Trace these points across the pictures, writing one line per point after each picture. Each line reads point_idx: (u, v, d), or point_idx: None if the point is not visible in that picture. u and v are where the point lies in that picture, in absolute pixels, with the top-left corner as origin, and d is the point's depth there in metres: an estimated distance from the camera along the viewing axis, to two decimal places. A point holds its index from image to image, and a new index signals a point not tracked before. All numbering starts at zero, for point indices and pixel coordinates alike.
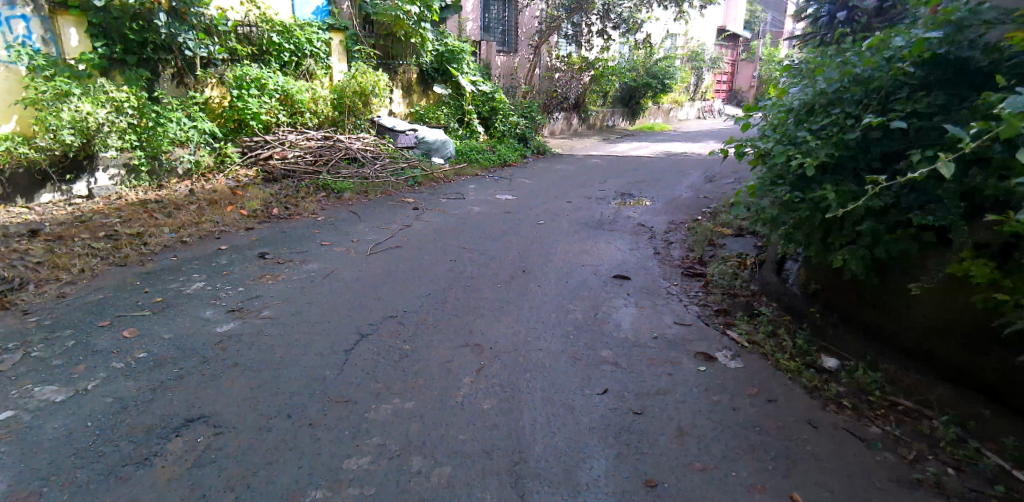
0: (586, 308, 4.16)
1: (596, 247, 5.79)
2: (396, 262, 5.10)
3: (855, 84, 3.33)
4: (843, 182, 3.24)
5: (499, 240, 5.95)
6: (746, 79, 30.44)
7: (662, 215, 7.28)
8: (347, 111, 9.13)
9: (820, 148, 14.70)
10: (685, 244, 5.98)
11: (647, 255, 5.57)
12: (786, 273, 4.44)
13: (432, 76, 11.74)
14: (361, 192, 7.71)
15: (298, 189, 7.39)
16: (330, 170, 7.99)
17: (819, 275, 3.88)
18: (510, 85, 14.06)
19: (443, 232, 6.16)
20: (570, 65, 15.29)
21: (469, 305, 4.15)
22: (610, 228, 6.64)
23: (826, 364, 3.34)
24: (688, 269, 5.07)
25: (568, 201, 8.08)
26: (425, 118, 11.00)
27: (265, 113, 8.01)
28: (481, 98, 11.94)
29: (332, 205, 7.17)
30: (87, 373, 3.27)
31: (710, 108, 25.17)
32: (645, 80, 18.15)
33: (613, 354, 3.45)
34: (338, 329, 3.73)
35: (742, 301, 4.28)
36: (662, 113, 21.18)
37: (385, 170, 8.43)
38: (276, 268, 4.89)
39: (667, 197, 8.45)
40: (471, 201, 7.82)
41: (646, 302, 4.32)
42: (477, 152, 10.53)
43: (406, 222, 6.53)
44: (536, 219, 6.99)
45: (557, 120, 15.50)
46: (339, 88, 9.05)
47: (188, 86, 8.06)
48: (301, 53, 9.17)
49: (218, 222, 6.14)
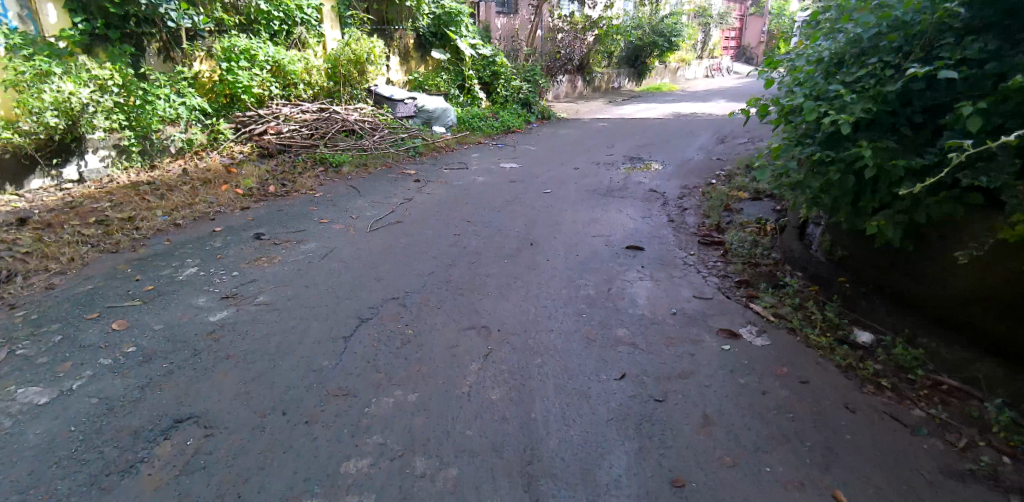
0: (598, 283, 3.92)
1: (606, 216, 5.53)
2: (395, 239, 4.88)
3: (894, 30, 3.01)
4: (879, 140, 2.96)
5: (503, 211, 5.70)
6: (754, 34, 29.39)
7: (675, 179, 6.98)
8: (342, 80, 8.82)
9: (833, 104, 14.23)
10: (698, 211, 5.72)
11: (661, 223, 5.30)
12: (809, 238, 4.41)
13: (430, 41, 11.32)
14: (360, 165, 7.45)
15: (294, 164, 7.13)
16: (327, 144, 7.71)
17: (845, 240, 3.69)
18: (512, 48, 13.54)
19: (446, 205, 5.91)
20: (573, 25, 14.74)
21: (474, 283, 3.93)
22: (620, 194, 6.37)
23: (860, 339, 3.15)
24: (704, 237, 4.87)
25: (575, 167, 7.78)
26: (424, 86, 10.66)
27: (257, 86, 7.71)
28: (482, 62, 11.50)
29: (330, 180, 6.91)
30: (72, 371, 3.09)
31: (718, 66, 24.40)
32: (652, 39, 17.53)
33: (630, 333, 3.22)
34: (336, 313, 3.51)
35: (763, 272, 4.10)
36: (670, 72, 20.58)
37: (384, 141, 8.14)
38: (272, 250, 4.67)
39: (678, 160, 8.14)
40: (474, 171, 7.54)
41: (662, 274, 4.09)
42: (480, 120, 10.20)
43: (408, 195, 6.27)
44: (542, 187, 6.73)
45: (561, 83, 15.01)
46: (333, 57, 8.70)
47: (175, 61, 7.72)
48: (291, 21, 8.75)
49: (212, 202, 5.90)
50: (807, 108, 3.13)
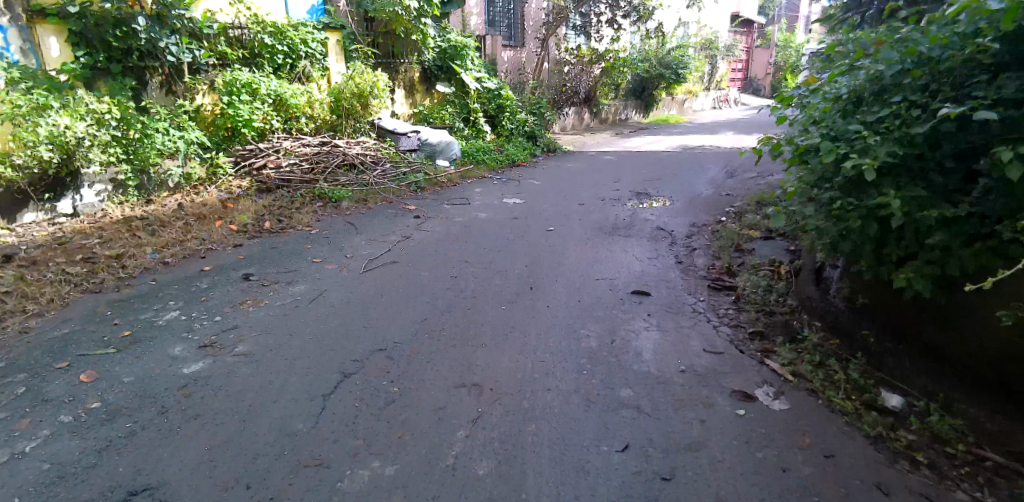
0: (602, 334, 3.67)
1: (612, 256, 5.29)
2: (390, 280, 4.65)
3: (918, 66, 2.80)
4: (906, 185, 2.72)
5: (504, 250, 5.47)
6: (761, 66, 29.45)
7: (683, 216, 6.76)
8: (345, 114, 8.75)
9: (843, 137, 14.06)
10: (708, 251, 5.47)
11: (669, 265, 5.06)
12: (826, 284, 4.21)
13: (435, 74, 11.30)
14: (360, 200, 7.29)
15: (293, 199, 6.98)
16: (327, 178, 7.57)
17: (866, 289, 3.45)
18: (519, 80, 13.50)
19: (445, 243, 5.71)
20: (580, 58, 14.73)
21: (469, 332, 3.69)
22: (626, 232, 6.15)
23: (889, 404, 2.92)
24: (715, 282, 4.62)
25: (580, 203, 7.58)
26: (429, 119, 10.60)
27: (258, 120, 7.62)
28: (487, 95, 11.45)
29: (329, 215, 6.75)
30: (29, 430, 2.83)
31: (726, 97, 24.38)
32: (658, 71, 17.53)
33: (635, 395, 2.96)
34: (320, 366, 3.27)
35: (779, 324, 3.84)
36: (677, 104, 20.55)
37: (385, 175, 8.01)
38: (260, 292, 4.45)
39: (686, 196, 7.94)
40: (477, 206, 7.37)
41: (670, 324, 3.84)
42: (485, 153, 10.08)
43: (407, 232, 6.08)
44: (546, 224, 6.51)
45: (568, 115, 14.93)
46: (336, 91, 8.65)
47: (177, 95, 7.64)
48: (295, 55, 8.71)
49: (205, 239, 5.72)
50: (826, 149, 2.90)
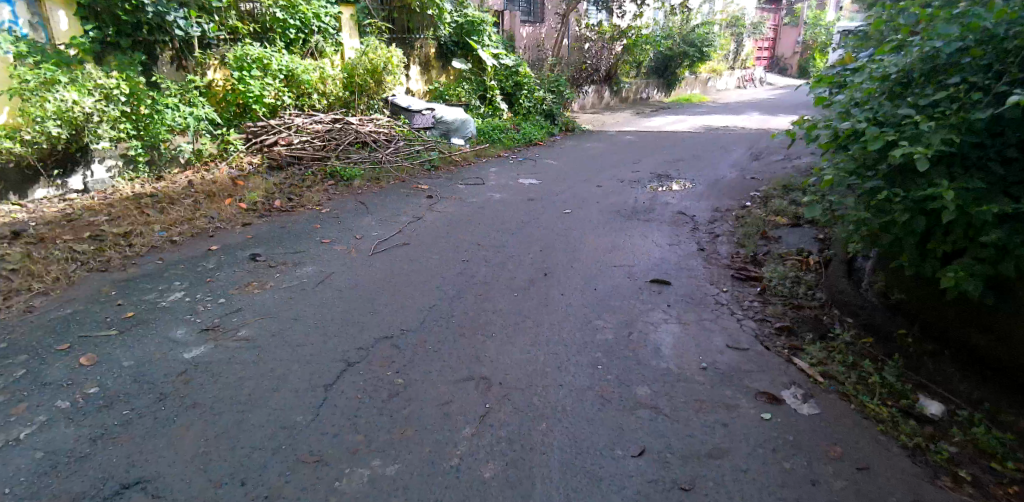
0: (618, 325, 3.50)
1: (630, 243, 5.10)
2: (400, 264, 4.52)
3: (980, 44, 2.57)
4: (961, 177, 2.53)
5: (518, 234, 5.30)
6: (788, 45, 28.59)
7: (705, 200, 6.52)
8: (358, 90, 8.56)
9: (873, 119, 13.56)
10: (731, 238, 5.26)
11: (689, 252, 4.86)
12: (858, 278, 4.02)
13: (451, 50, 11.04)
14: (373, 178, 7.13)
15: (304, 178, 6.84)
16: (339, 156, 7.42)
17: (906, 285, 3.34)
18: (538, 57, 13.17)
19: (458, 225, 5.55)
20: (601, 35, 14.32)
21: (479, 321, 3.54)
22: (646, 217, 5.94)
23: (931, 411, 2.77)
24: (739, 271, 4.43)
25: (598, 185, 7.36)
26: (445, 96, 10.39)
27: (269, 96, 7.47)
28: (504, 72, 11.16)
29: (340, 194, 6.61)
30: (25, 415, 2.71)
31: (752, 76, 23.69)
32: (682, 49, 17.02)
33: (652, 394, 2.80)
34: (323, 354, 3.14)
35: (807, 319, 3.66)
36: (700, 83, 20.01)
37: (399, 153, 7.83)
38: (266, 274, 4.33)
39: (709, 179, 7.68)
40: (491, 187, 7.18)
41: (690, 317, 3.66)
42: (501, 131, 9.85)
43: (419, 213, 5.92)
44: (562, 206, 6.32)
45: (588, 94, 14.58)
46: (349, 67, 8.46)
47: (188, 70, 7.51)
48: (308, 30, 8.52)
49: (213, 218, 5.61)
50: (871, 135, 2.68)
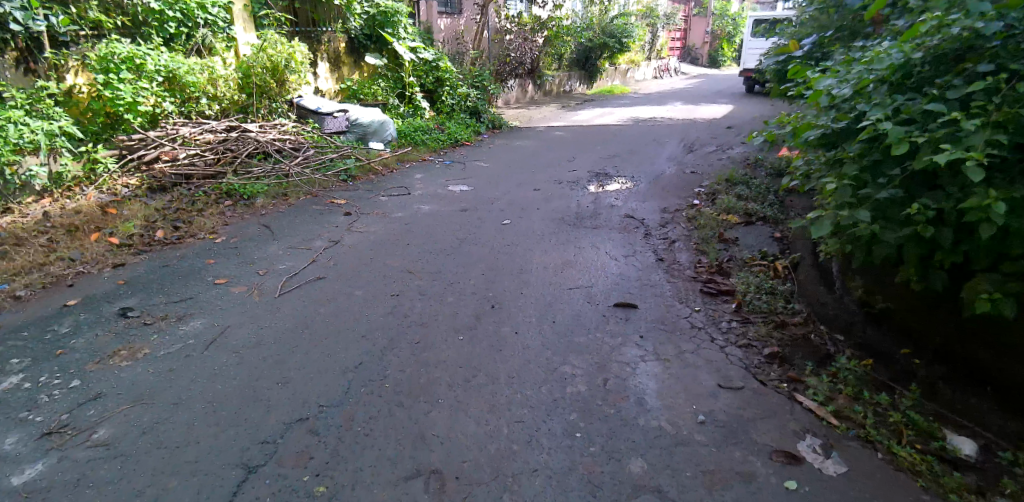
0: (590, 370, 2.91)
1: (582, 257, 4.55)
2: (314, 306, 3.76)
3: (1011, 30, 2.33)
4: (1001, 182, 2.20)
5: (455, 255, 4.63)
6: (699, 35, 29.36)
7: (652, 200, 6.11)
8: (256, 92, 7.52)
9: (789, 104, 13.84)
10: (689, 242, 4.80)
11: (649, 264, 4.37)
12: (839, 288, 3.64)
13: (364, 45, 10.12)
14: (279, 195, 6.21)
15: (193, 199, 5.81)
16: (237, 170, 6.41)
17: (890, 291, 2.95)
18: (457, 51, 12.45)
19: (383, 247, 4.81)
20: (521, 26, 13.77)
21: (421, 382, 2.86)
22: (593, 223, 5.42)
23: (967, 456, 2.35)
24: (708, 284, 3.93)
25: (535, 187, 6.78)
26: (360, 95, 9.51)
27: (144, 102, 6.33)
28: (424, 67, 10.35)
29: (240, 216, 5.69)
30: None
31: (668, 66, 23.99)
32: (602, 40, 16.82)
33: (650, 471, 2.25)
34: (211, 457, 2.44)
35: (797, 338, 3.18)
36: (620, 74, 19.94)
37: (309, 163, 6.89)
38: (137, 334, 3.57)
39: (649, 176, 7.29)
40: (418, 196, 6.45)
41: (669, 348, 3.13)
42: (425, 132, 9.08)
43: (336, 235, 5.11)
44: (500, 216, 5.68)
45: (511, 88, 14.04)
46: (245, 66, 7.44)
47: (38, 74, 6.23)
48: (192, 24, 7.38)
49: (73, 259, 4.63)
50: (897, 135, 2.34)
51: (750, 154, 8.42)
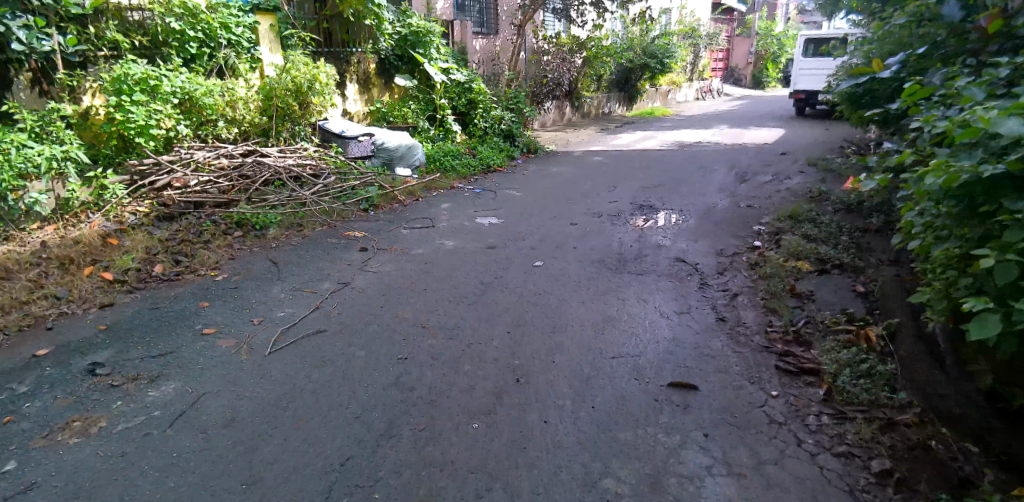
0: (643, 487, 2.24)
1: (626, 311, 3.88)
2: (306, 369, 3.04)
3: None
4: None
5: (477, 304, 3.99)
6: (741, 56, 28.40)
7: (704, 239, 5.39)
8: (276, 115, 7.11)
9: (844, 128, 12.92)
10: (754, 297, 4.08)
11: (707, 324, 3.68)
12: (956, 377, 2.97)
13: (395, 66, 9.72)
14: (293, 226, 5.71)
15: (200, 231, 5.26)
16: (251, 198, 5.91)
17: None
18: (492, 72, 11.96)
19: (398, 291, 4.21)
20: (560, 47, 13.23)
21: (423, 494, 2.21)
22: (638, 266, 4.74)
23: None
24: (785, 359, 3.26)
25: (571, 221, 6.13)
26: (389, 117, 9.10)
27: (156, 125, 5.92)
28: (456, 89, 9.88)
29: (248, 248, 5.17)
30: None
31: (710, 88, 23.13)
32: (643, 61, 16.18)
33: None
34: None
35: (912, 449, 2.51)
36: (661, 96, 19.18)
37: (328, 191, 6.38)
38: (97, 400, 2.82)
39: (700, 209, 6.56)
40: (444, 229, 5.88)
41: (744, 456, 2.44)
42: (455, 157, 8.56)
43: (347, 275, 4.53)
44: (531, 256, 5.03)
45: (547, 110, 13.49)
46: (266, 87, 7.04)
47: (52, 96, 5.89)
48: (214, 44, 7.04)
49: (59, 298, 4.04)
50: None
51: (811, 186, 7.63)
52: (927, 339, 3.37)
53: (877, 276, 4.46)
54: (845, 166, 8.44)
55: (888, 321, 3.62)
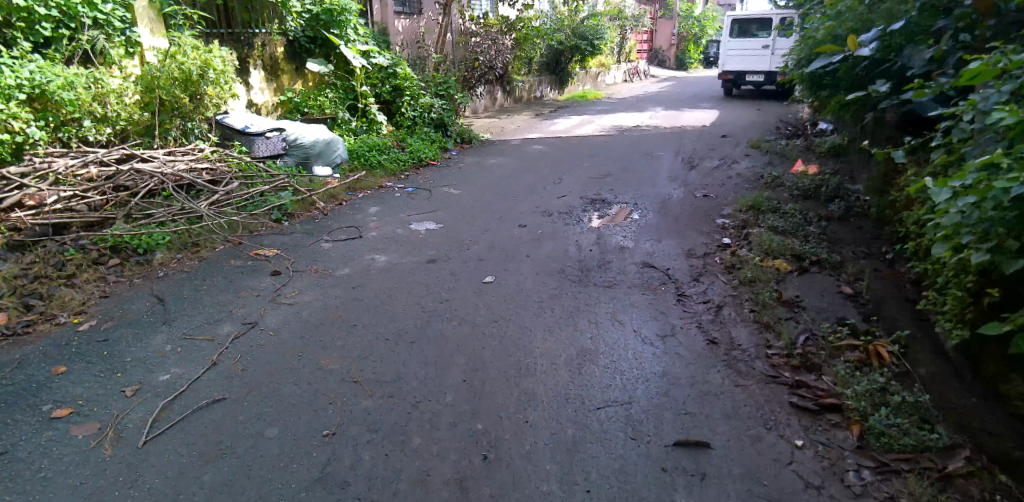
0: None
1: (601, 338, 3.27)
2: (197, 469, 2.43)
3: None
4: None
5: (420, 343, 3.33)
6: (665, 37, 28.47)
7: (668, 238, 4.89)
8: (161, 110, 6.03)
9: (776, 108, 12.87)
10: (741, 308, 3.57)
11: (698, 350, 3.13)
12: (1000, 406, 2.52)
13: (308, 49, 8.68)
14: (188, 246, 4.88)
15: (61, 263, 4.37)
16: (130, 215, 4.98)
17: None
18: (418, 55, 11.05)
19: (322, 333, 3.51)
20: (488, 28, 12.43)
21: None
22: (603, 276, 4.15)
23: None
24: (797, 392, 2.74)
25: (519, 222, 5.47)
26: (303, 108, 8.21)
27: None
28: (379, 74, 8.92)
29: (127, 280, 4.37)
30: None
31: (637, 69, 23.01)
32: (573, 42, 15.67)
33: None
34: None
35: None
36: (591, 78, 18.79)
37: (232, 198, 5.46)
38: None
39: (654, 201, 6.08)
40: (374, 241, 5.09)
41: None
42: (381, 152, 7.68)
43: (254, 312, 3.86)
44: (479, 270, 4.36)
45: (479, 96, 12.76)
46: (147, 77, 5.93)
47: None
48: (73, 23, 5.86)
49: None
50: None
51: (761, 170, 7.31)
52: (947, 355, 2.94)
53: (861, 273, 4.07)
54: (789, 149, 8.22)
55: (896, 333, 3.17)
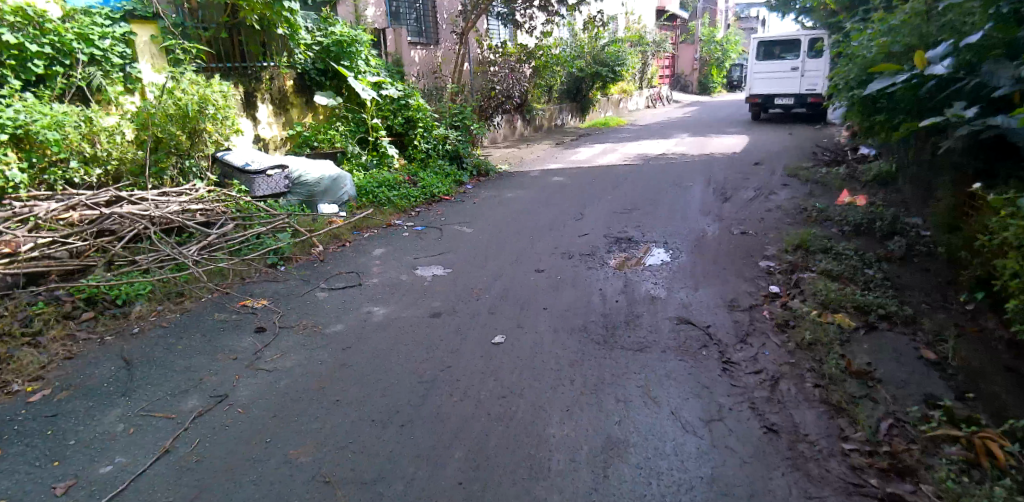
0: None
1: (631, 423, 2.67)
2: None
3: None
4: None
5: (413, 427, 2.75)
6: (687, 62, 27.98)
7: (706, 286, 4.27)
8: (158, 147, 5.63)
9: (810, 133, 12.18)
10: (802, 382, 2.94)
11: (753, 442, 2.51)
12: None
13: (318, 82, 8.37)
14: (171, 297, 4.42)
15: (29, 317, 3.89)
16: (113, 263, 4.55)
17: None
18: (434, 85, 10.70)
19: (298, 411, 2.96)
20: (505, 56, 11.91)
21: None
22: (631, 335, 3.55)
23: None
24: None
25: (536, 266, 4.91)
26: (312, 142, 7.87)
27: None
28: (391, 105, 8.56)
29: (99, 337, 3.90)
30: None
31: (660, 95, 22.48)
32: (594, 69, 15.25)
33: None
34: None
35: None
36: (612, 105, 18.33)
37: (225, 241, 5.03)
38: None
39: (687, 239, 5.48)
40: (374, 290, 4.57)
41: None
42: (391, 187, 7.23)
43: (229, 381, 3.33)
44: (488, 327, 3.79)
45: (497, 125, 12.36)
46: (142, 114, 5.55)
47: None
48: (69, 60, 5.54)
49: None
50: None
51: (803, 202, 6.66)
52: None
53: (942, 332, 3.40)
54: (831, 177, 7.55)
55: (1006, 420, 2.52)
